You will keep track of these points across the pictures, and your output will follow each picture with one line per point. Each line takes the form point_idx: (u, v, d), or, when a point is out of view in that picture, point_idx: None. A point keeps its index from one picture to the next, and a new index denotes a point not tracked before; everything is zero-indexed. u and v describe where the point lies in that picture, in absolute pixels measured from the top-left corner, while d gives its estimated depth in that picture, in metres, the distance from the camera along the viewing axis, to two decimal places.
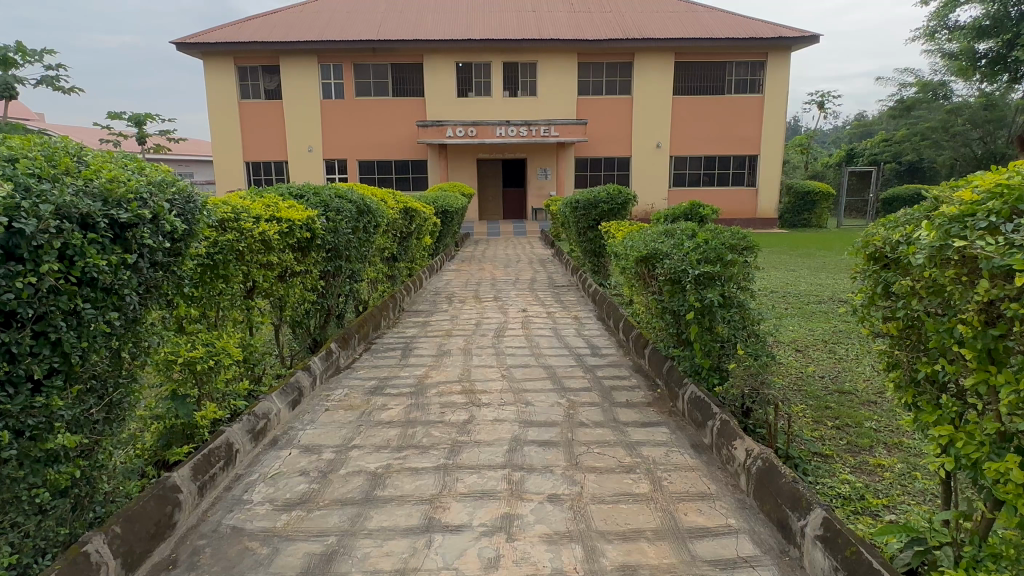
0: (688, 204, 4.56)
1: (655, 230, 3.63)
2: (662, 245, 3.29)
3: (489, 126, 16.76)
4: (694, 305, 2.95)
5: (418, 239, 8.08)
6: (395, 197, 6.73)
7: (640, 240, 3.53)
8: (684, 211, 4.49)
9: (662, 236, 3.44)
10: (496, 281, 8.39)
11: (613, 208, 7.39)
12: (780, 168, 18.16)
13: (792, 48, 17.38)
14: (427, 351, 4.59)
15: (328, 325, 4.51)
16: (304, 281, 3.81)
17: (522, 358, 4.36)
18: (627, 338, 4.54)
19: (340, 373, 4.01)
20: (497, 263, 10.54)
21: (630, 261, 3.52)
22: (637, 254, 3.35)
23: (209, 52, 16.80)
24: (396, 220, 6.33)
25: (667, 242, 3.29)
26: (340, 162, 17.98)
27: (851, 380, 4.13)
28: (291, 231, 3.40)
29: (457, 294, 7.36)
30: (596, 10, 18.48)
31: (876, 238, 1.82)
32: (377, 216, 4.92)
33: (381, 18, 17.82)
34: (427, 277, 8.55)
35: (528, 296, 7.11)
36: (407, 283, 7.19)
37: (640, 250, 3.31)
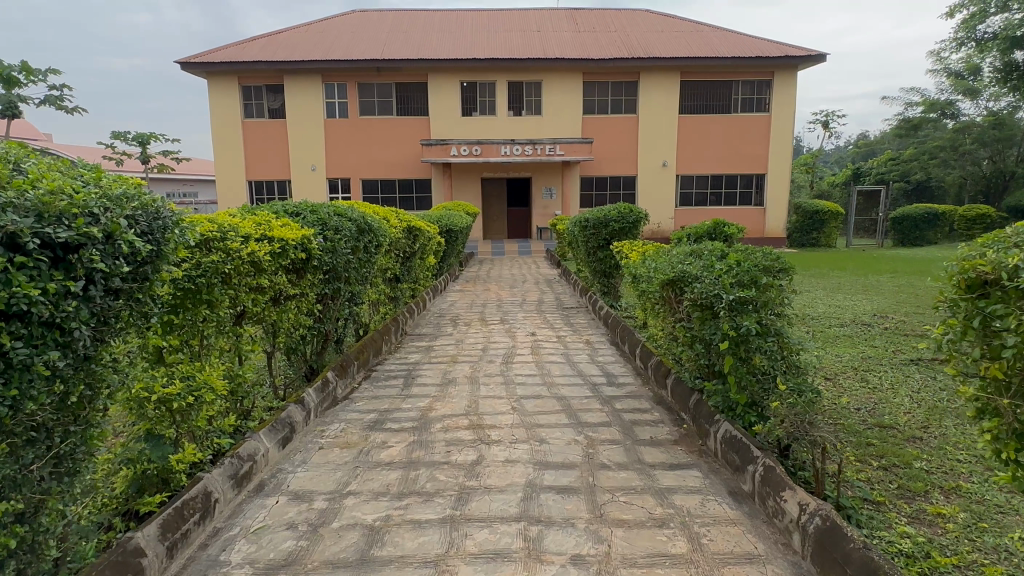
0: (711, 223, 4.30)
1: (678, 250, 3.35)
2: (689, 267, 2.99)
3: (493, 145, 16.59)
4: (728, 333, 2.65)
5: (422, 258, 7.83)
6: (398, 215, 6.48)
7: (663, 262, 3.25)
8: (707, 229, 4.23)
9: (688, 258, 3.15)
10: (502, 302, 8.10)
11: (624, 226, 7.11)
12: (788, 187, 17.96)
13: (799, 67, 17.25)
14: (431, 379, 4.30)
15: (324, 351, 4.23)
16: (298, 305, 3.53)
17: (533, 387, 4.06)
18: (645, 366, 4.23)
19: (337, 404, 3.71)
20: (502, 283, 10.27)
21: (652, 286, 3.23)
22: (661, 277, 3.05)
23: (213, 72, 16.78)
24: (399, 239, 6.08)
25: (694, 265, 2.99)
26: (343, 182, 17.85)
27: (891, 414, 3.79)
28: (285, 251, 3.11)
29: (462, 316, 7.08)
30: (601, 29, 18.44)
31: (983, 261, 1.58)
32: (379, 235, 4.66)
33: (386, 37, 17.81)
34: (431, 299, 8.28)
35: (536, 318, 6.82)
36: (410, 304, 6.93)
37: (666, 273, 3.01)
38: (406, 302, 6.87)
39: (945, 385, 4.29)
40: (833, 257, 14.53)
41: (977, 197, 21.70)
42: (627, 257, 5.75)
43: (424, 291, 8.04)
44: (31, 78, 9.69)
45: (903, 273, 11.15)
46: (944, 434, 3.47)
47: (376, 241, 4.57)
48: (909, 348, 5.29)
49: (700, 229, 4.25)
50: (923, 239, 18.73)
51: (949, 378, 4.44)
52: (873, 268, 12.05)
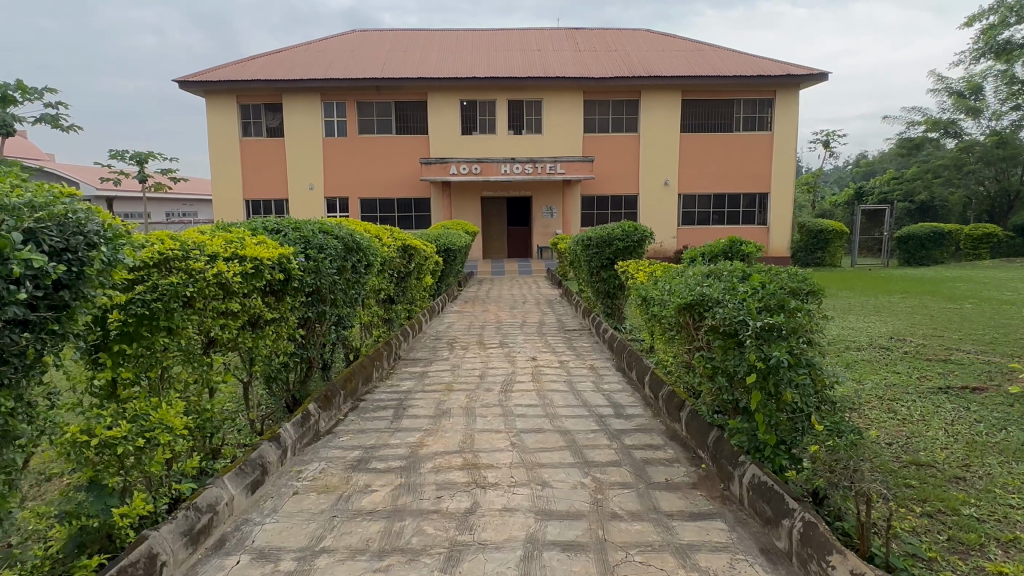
0: (726, 241, 4.02)
1: (694, 270, 3.04)
2: (707, 289, 2.68)
3: (493, 163, 16.40)
4: (756, 364, 2.33)
5: (419, 277, 7.55)
6: (392, 234, 6.20)
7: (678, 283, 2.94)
8: (722, 248, 3.96)
9: (707, 279, 2.84)
10: (502, 324, 7.78)
11: (628, 245, 6.81)
12: (792, 205, 17.75)
13: (801, 85, 17.15)
14: (424, 409, 3.97)
15: (308, 379, 3.93)
16: (278, 331, 3.24)
17: (534, 418, 3.73)
18: (656, 396, 3.91)
19: (321, 438, 3.38)
20: (502, 304, 9.97)
21: (665, 310, 2.91)
22: (676, 300, 2.74)
23: (212, 90, 16.68)
24: (393, 258, 5.79)
25: (714, 287, 2.68)
26: (342, 201, 17.65)
27: (927, 450, 3.46)
28: (260, 271, 2.81)
29: (459, 339, 6.76)
30: (601, 48, 18.39)
31: None
32: (370, 253, 4.38)
33: (386, 56, 17.75)
34: (428, 320, 7.97)
35: (536, 342, 6.49)
36: (404, 326, 6.62)
37: (681, 296, 2.71)
38: (400, 323, 6.57)
39: (979, 416, 3.96)
40: (843, 276, 14.29)
41: (982, 216, 21.49)
42: (633, 278, 5.45)
43: (420, 312, 7.74)
44: (26, 96, 9.52)
45: (914, 293, 10.87)
46: (989, 474, 3.14)
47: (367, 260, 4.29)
48: (934, 375, 4.97)
49: (711, 249, 3.98)
50: (929, 259, 18.40)
51: (984, 407, 4.12)
52: (882, 288, 11.76)
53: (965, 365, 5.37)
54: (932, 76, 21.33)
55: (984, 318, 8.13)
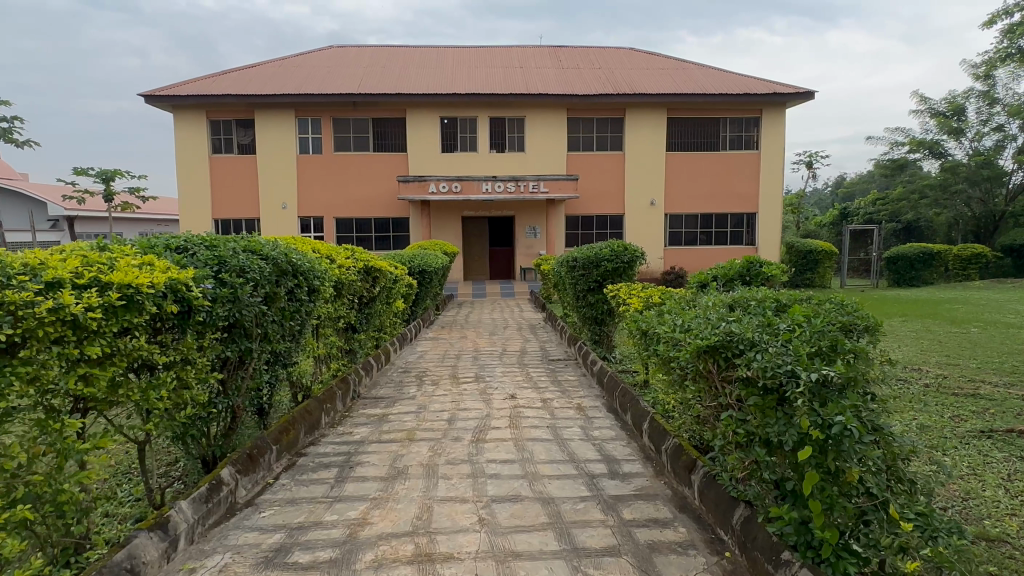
0: (741, 261, 3.41)
1: (711, 299, 2.41)
2: (736, 327, 2.03)
3: (474, 182, 15.81)
4: (809, 434, 1.67)
5: (388, 301, 6.87)
6: (353, 255, 5.50)
7: (692, 316, 2.31)
8: (737, 271, 3.35)
9: (733, 311, 2.19)
10: (478, 354, 7.08)
11: (618, 267, 6.17)
12: (780, 225, 17.37)
13: (787, 104, 16.89)
14: (375, 468, 3.23)
15: (233, 432, 3.22)
16: (178, 378, 2.54)
17: (510, 481, 3.02)
18: (658, 450, 3.24)
19: (236, 514, 2.66)
20: (481, 330, 9.29)
21: (675, 349, 2.25)
22: (692, 341, 2.08)
23: (179, 105, 15.96)
24: (352, 282, 5.08)
25: (744, 322, 2.04)
26: (316, 220, 16.93)
27: (992, 517, 2.81)
28: (135, 304, 2.11)
29: (430, 371, 6.04)
30: (584, 66, 18.02)
31: None
32: (317, 276, 3.70)
33: (363, 72, 17.19)
34: (399, 349, 7.26)
35: (516, 375, 5.79)
36: (368, 358, 5.91)
37: (700, 333, 2.05)
38: (364, 354, 5.86)
39: None
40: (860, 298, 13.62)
41: (969, 236, 21.32)
42: (627, 303, 4.82)
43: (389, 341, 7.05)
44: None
45: (913, 317, 10.35)
46: None
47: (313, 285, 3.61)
48: (968, 414, 4.35)
49: (719, 274, 3.37)
50: (918, 279, 18.10)
51: None
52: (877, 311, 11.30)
53: (998, 401, 4.76)
54: (915, 97, 21.25)
55: (996, 344, 7.58)
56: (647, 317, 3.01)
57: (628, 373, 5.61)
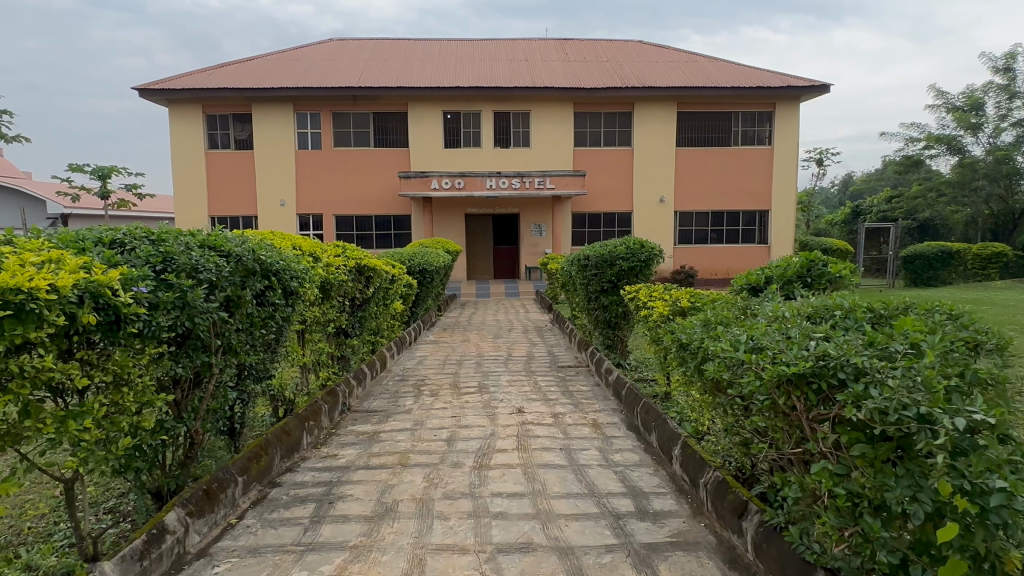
0: (800, 259, 2.92)
1: (789, 312, 1.91)
2: (831, 348, 1.53)
3: (477, 178, 15.31)
4: (952, 504, 1.18)
5: (385, 303, 6.37)
6: (344, 253, 5.01)
7: (762, 330, 1.82)
8: (796, 271, 2.85)
9: (828, 330, 1.70)
10: (482, 360, 6.58)
11: (635, 266, 5.66)
12: (794, 223, 16.80)
13: (801, 98, 16.33)
14: (359, 504, 2.73)
15: (193, 460, 2.74)
16: (112, 404, 2.06)
17: (519, 523, 2.52)
18: (695, 484, 2.75)
19: (184, 569, 2.18)
20: (485, 332, 8.79)
21: (739, 373, 1.76)
22: (771, 366, 1.59)
23: (174, 99, 15.51)
24: (341, 283, 4.59)
25: (841, 343, 1.54)
26: (315, 218, 16.45)
27: None
28: (34, 317, 1.63)
29: (430, 380, 5.54)
30: (591, 59, 17.48)
31: None
32: (298, 275, 3.21)
33: (364, 65, 16.69)
34: (397, 355, 6.76)
35: (522, 384, 5.27)
36: (361, 366, 5.40)
37: (785, 357, 1.56)
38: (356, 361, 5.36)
39: None
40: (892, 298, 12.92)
41: (987, 234, 20.70)
42: (647, 305, 4.32)
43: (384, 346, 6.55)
44: None
45: None
46: None
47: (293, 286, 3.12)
48: None
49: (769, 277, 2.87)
50: (936, 279, 17.52)
51: None
52: None
53: None
54: (931, 91, 20.66)
55: None
56: (688, 325, 2.51)
57: (647, 383, 5.09)
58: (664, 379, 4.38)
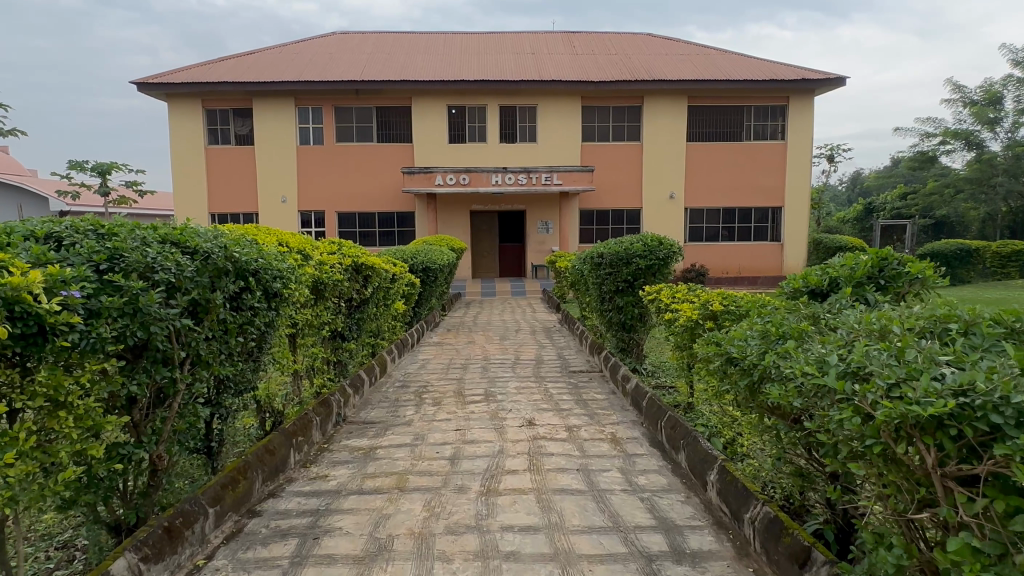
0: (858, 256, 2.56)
1: (893, 328, 1.56)
2: (980, 385, 1.20)
3: (483, 173, 14.92)
4: None
5: (385, 303, 6.01)
6: (340, 251, 4.65)
7: (861, 353, 1.46)
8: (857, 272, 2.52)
9: (957, 353, 1.37)
10: (488, 363, 6.20)
11: (652, 264, 5.27)
12: (807, 220, 16.35)
13: (815, 91, 15.87)
14: (347, 540, 2.36)
15: (158, 488, 2.38)
16: (44, 430, 1.71)
17: (534, 567, 2.14)
18: (738, 518, 2.38)
19: None
20: (490, 333, 8.42)
21: (839, 409, 1.42)
22: (886, 403, 1.27)
23: (173, 94, 15.19)
24: (336, 283, 4.24)
25: (991, 372, 1.23)
26: (317, 215, 16.11)
27: None
28: None
29: (432, 386, 5.17)
30: (599, 52, 17.06)
31: None
32: (283, 276, 2.86)
33: (367, 58, 16.33)
34: (398, 360, 6.38)
35: (532, 392, 4.89)
36: (359, 372, 5.03)
37: (911, 394, 1.24)
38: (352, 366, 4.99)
39: None
40: None
41: (1005, 232, 20.19)
42: (670, 309, 3.92)
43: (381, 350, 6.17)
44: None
45: None
46: None
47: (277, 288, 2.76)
48: None
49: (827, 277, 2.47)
50: (955, 278, 17.07)
51: None
52: None
53: None
54: (948, 85, 20.14)
55: None
56: (737, 335, 2.13)
57: (668, 391, 4.71)
58: (690, 389, 3.99)
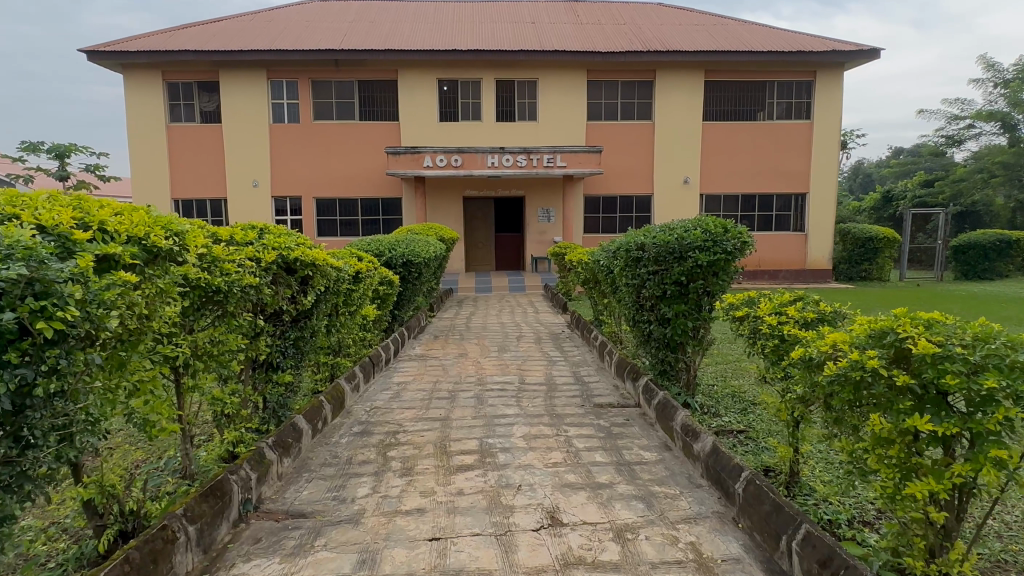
0: None
1: None
2: None
3: (477, 154, 13.32)
4: None
5: (344, 307, 4.45)
6: (260, 240, 3.08)
7: None
8: None
9: None
10: (483, 391, 4.66)
11: (716, 259, 3.71)
12: (834, 208, 14.85)
13: (846, 65, 14.36)
14: None
15: None
16: None
17: None
18: None
19: None
20: (486, 342, 6.87)
21: None
22: None
23: (129, 64, 13.52)
24: (244, 290, 2.72)
25: None
26: (293, 201, 14.49)
27: None
28: None
29: (404, 434, 3.62)
30: (606, 21, 15.45)
31: None
32: (54, 291, 1.36)
33: (348, 26, 14.65)
34: (361, 390, 4.72)
35: (548, 446, 3.36)
36: (292, 419, 3.40)
37: None
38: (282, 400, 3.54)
39: None
40: (964, 297, 11.11)
41: None
42: (790, 330, 2.43)
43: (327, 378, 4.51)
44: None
45: None
46: None
47: (10, 319, 1.26)
48: None
49: None
50: (992, 271, 15.70)
51: None
52: (992, 315, 8.93)
53: None
54: (980, 63, 18.78)
55: None
56: None
57: (767, 452, 3.19)
58: (789, 436, 2.69)
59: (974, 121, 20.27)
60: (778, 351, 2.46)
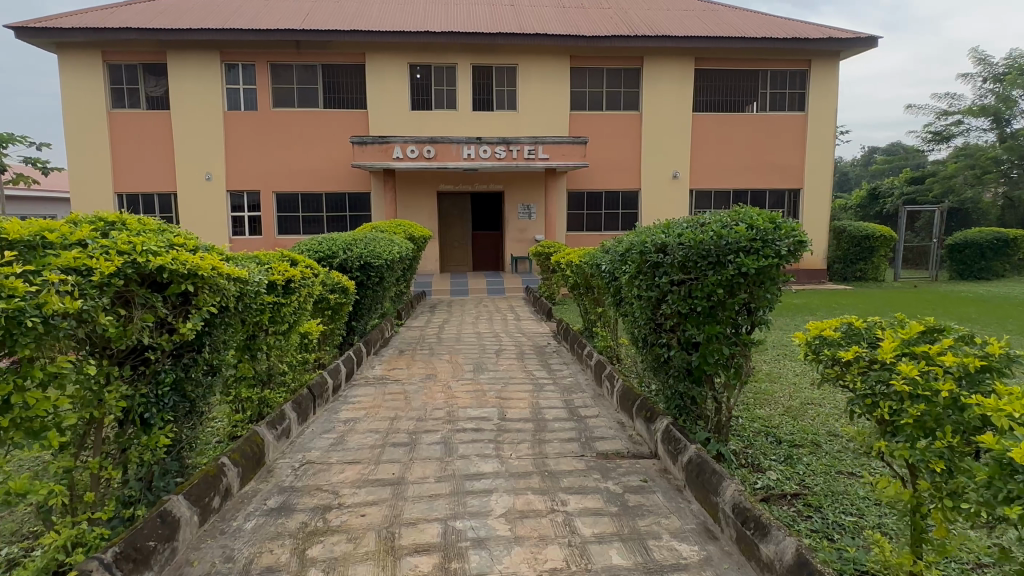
0: None
1: None
2: None
3: (452, 145, 12.27)
4: None
5: (266, 325, 3.39)
6: (103, 241, 2.02)
7: None
8: None
9: None
10: (453, 434, 3.61)
11: (766, 267, 2.74)
12: (829, 205, 14.12)
13: (842, 54, 13.61)
14: None
15: None
16: None
17: None
18: None
19: None
20: (460, 359, 5.83)
21: None
22: None
23: (64, 43, 12.15)
24: (52, 324, 1.66)
25: None
26: (251, 196, 13.27)
27: None
28: None
29: (336, 512, 2.57)
30: (590, 5, 14.48)
31: None
32: None
33: (310, 6, 13.45)
34: (293, 436, 3.56)
35: (541, 535, 2.33)
36: (168, 501, 2.31)
37: None
38: (158, 466, 2.47)
39: None
40: (972, 299, 10.46)
41: None
42: (962, 397, 1.45)
43: (250, 419, 3.45)
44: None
45: None
46: None
47: None
48: None
49: None
50: (988, 271, 15.15)
51: None
52: (1016, 321, 8.18)
53: None
54: (971, 56, 18.29)
55: None
56: None
57: (854, 548, 2.25)
58: (918, 548, 1.74)
59: (963, 117, 19.76)
60: (952, 431, 1.47)
